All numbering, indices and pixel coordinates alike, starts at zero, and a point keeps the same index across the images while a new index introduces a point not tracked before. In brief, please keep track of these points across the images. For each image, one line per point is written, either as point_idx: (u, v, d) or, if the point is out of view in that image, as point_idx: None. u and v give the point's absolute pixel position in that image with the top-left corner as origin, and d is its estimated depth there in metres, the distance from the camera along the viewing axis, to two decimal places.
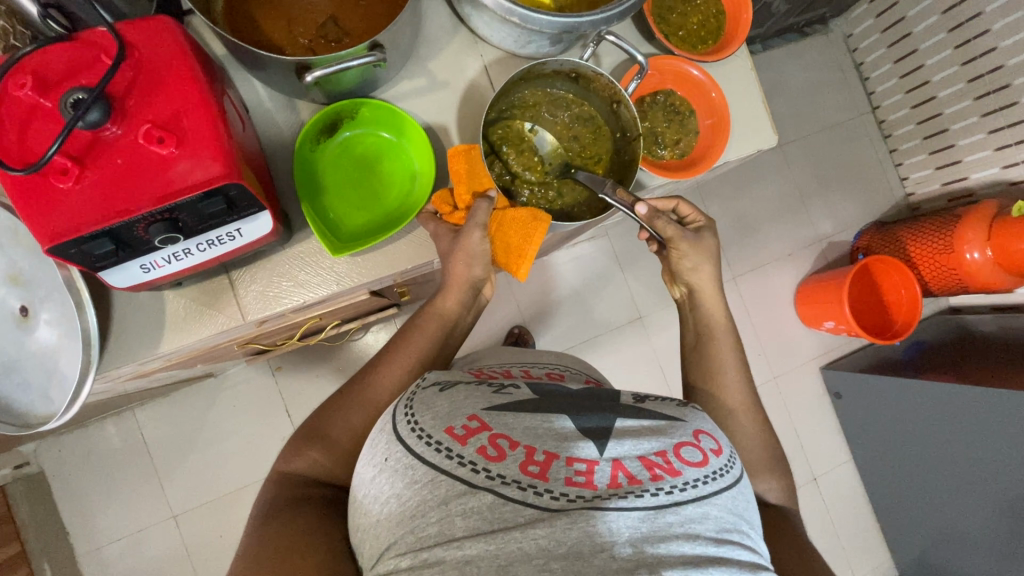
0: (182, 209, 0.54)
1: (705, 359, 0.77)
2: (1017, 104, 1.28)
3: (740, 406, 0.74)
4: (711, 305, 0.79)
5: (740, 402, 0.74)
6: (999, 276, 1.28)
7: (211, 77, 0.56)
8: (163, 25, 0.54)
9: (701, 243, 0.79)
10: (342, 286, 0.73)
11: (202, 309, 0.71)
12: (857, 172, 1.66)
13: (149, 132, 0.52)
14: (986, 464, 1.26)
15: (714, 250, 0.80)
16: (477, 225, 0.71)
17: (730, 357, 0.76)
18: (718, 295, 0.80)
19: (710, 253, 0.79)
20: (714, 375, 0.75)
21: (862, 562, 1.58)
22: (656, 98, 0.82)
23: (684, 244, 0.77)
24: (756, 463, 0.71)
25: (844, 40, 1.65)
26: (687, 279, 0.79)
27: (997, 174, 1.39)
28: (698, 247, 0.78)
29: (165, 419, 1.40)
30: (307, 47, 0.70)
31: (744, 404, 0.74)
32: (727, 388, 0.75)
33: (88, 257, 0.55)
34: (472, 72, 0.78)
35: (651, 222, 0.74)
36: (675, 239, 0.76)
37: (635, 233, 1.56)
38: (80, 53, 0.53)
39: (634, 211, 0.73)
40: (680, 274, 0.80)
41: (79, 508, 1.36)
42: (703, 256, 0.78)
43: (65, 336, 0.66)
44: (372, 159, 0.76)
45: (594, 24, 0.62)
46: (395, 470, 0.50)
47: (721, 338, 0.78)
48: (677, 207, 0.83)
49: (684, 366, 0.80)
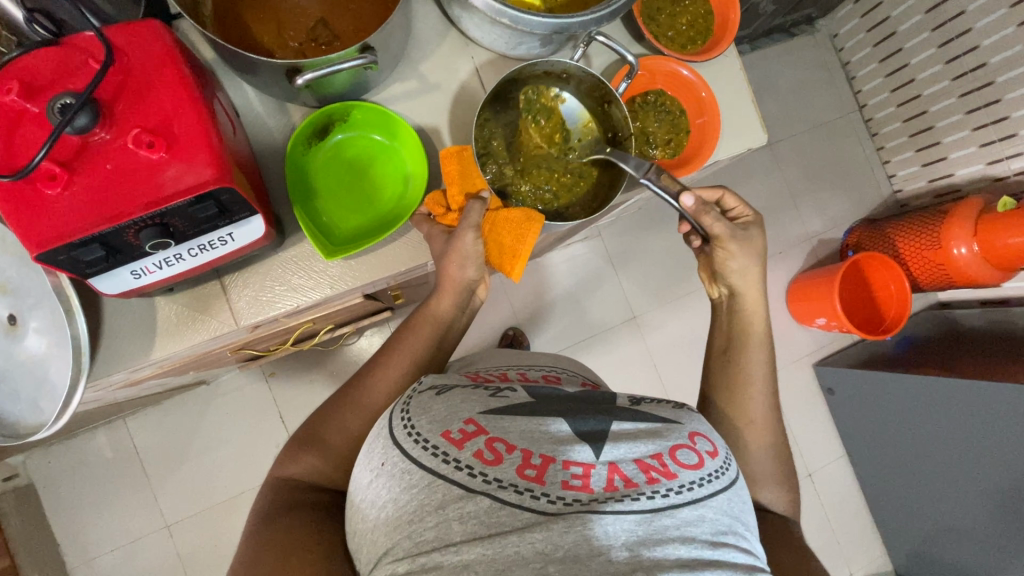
0: (173, 214, 0.54)
1: (732, 363, 0.76)
2: (1001, 101, 1.30)
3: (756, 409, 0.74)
4: (751, 310, 0.78)
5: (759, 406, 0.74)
6: (985, 270, 1.30)
7: (201, 80, 0.56)
8: (153, 30, 0.54)
9: (751, 241, 0.77)
10: (336, 289, 0.73)
11: (194, 315, 0.70)
12: (846, 169, 1.68)
13: (140, 137, 0.51)
14: (976, 458, 1.27)
15: (760, 250, 0.78)
16: (470, 227, 0.70)
17: (758, 366, 0.76)
18: (761, 302, 0.78)
19: (758, 252, 0.77)
20: (736, 379, 0.75)
21: (857, 557, 1.60)
22: (647, 98, 0.83)
23: (732, 244, 0.75)
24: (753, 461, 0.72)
25: (830, 40, 1.68)
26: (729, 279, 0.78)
27: (982, 170, 1.41)
28: (745, 246, 0.76)
29: (157, 426, 1.39)
30: (298, 50, 0.70)
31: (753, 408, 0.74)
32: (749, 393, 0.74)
33: (78, 263, 0.54)
34: (464, 74, 0.78)
35: (697, 215, 0.73)
36: (724, 237, 0.75)
37: (628, 233, 1.57)
38: (67, 58, 0.52)
39: (680, 200, 0.73)
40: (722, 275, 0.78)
41: (69, 520, 1.34)
42: (750, 256, 0.76)
43: (53, 344, 0.64)
44: (364, 163, 0.76)
45: (584, 25, 0.62)
46: (393, 475, 0.50)
47: (754, 350, 0.77)
48: (722, 198, 0.81)
49: (707, 368, 0.79)
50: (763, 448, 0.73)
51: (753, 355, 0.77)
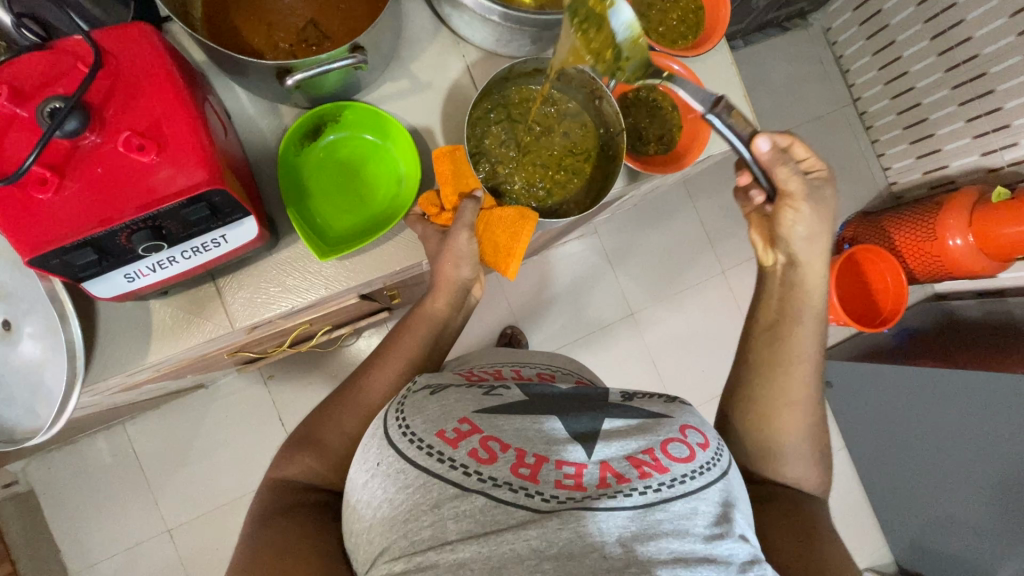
0: (165, 216, 0.54)
1: (777, 340, 0.70)
2: (993, 91, 1.30)
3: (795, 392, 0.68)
4: (811, 282, 0.71)
5: (800, 387, 0.68)
6: (981, 261, 1.30)
7: (191, 82, 0.56)
8: (141, 33, 0.54)
9: (822, 204, 0.70)
10: (330, 290, 0.73)
11: (188, 318, 0.70)
12: (840, 162, 1.68)
13: (130, 140, 0.51)
14: (975, 448, 1.28)
15: (827, 214, 0.70)
16: (464, 226, 0.71)
17: (806, 346, 0.69)
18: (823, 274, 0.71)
19: (828, 218, 0.71)
20: (779, 357, 0.69)
21: (858, 549, 1.60)
22: (639, 94, 0.83)
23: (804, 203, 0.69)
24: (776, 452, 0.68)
25: (823, 34, 1.68)
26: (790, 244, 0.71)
27: (976, 161, 1.41)
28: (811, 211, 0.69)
29: (156, 431, 1.39)
30: (288, 51, 0.70)
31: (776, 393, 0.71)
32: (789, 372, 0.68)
33: (71, 267, 0.55)
34: (455, 73, 0.78)
35: (771, 164, 0.67)
36: (796, 194, 0.68)
37: (625, 230, 1.57)
38: (55, 62, 0.52)
39: (752, 144, 0.67)
40: (784, 241, 0.71)
41: (70, 525, 1.34)
42: (819, 221, 0.70)
43: (47, 349, 0.64)
44: (357, 163, 0.76)
45: (574, 20, 0.64)
46: (388, 475, 0.50)
47: (806, 326, 0.70)
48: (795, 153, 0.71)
49: (750, 341, 0.73)
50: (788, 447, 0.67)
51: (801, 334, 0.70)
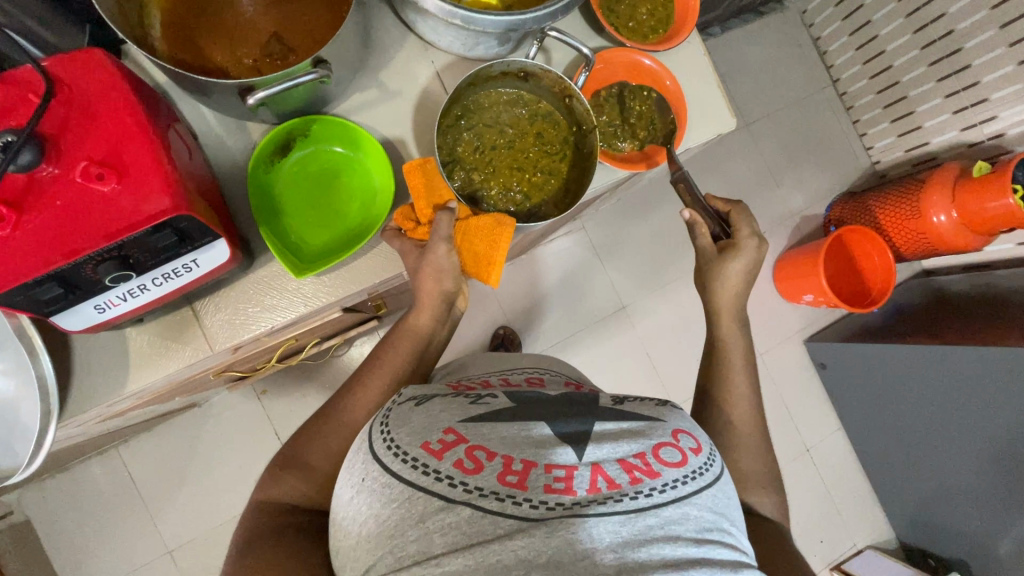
0: (131, 245, 0.53)
1: (720, 365, 0.77)
2: (970, 66, 1.30)
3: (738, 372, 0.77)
4: (725, 328, 0.79)
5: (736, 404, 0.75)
6: (966, 236, 1.31)
7: (151, 107, 0.55)
8: (95, 58, 0.53)
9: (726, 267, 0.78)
10: (310, 306, 0.72)
11: (166, 344, 0.69)
12: (823, 144, 1.68)
13: (88, 169, 0.50)
14: (969, 421, 1.29)
15: (745, 275, 0.79)
16: (441, 240, 0.70)
17: (743, 382, 0.76)
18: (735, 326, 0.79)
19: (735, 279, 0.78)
20: (723, 383, 0.76)
21: (859, 527, 1.61)
22: (611, 91, 0.82)
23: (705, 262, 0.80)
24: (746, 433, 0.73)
25: (800, 17, 1.68)
26: (709, 288, 0.80)
27: (956, 137, 1.41)
28: (730, 268, 0.78)
29: (150, 453, 1.37)
30: (252, 67, 0.69)
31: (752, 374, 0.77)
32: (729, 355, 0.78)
33: (36, 302, 0.54)
34: (425, 79, 0.77)
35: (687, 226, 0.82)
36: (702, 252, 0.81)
37: (612, 224, 1.56)
38: (6, 93, 0.51)
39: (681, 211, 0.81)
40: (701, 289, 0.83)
41: (68, 554, 1.32)
42: (721, 279, 0.78)
43: (20, 385, 0.63)
44: (329, 175, 0.75)
45: (538, 20, 0.62)
46: (373, 490, 0.49)
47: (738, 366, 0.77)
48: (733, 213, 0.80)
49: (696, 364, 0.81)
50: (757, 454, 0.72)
51: (737, 370, 0.77)
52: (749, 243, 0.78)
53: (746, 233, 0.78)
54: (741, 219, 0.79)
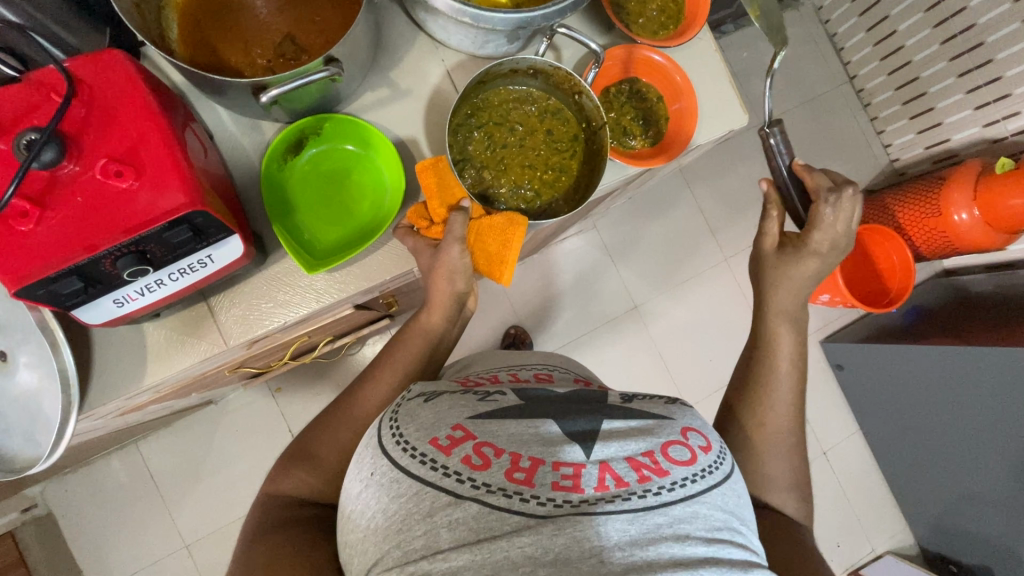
0: (148, 240, 0.54)
1: (759, 369, 0.76)
2: (992, 61, 1.27)
3: (773, 362, 0.76)
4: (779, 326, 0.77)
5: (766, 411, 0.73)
6: (988, 234, 1.28)
7: (169, 107, 0.57)
8: (114, 59, 0.54)
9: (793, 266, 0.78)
10: (323, 302, 0.73)
11: (182, 338, 0.71)
12: (840, 142, 1.65)
13: (107, 167, 0.52)
14: (992, 424, 1.26)
15: (810, 276, 0.78)
16: (455, 240, 0.71)
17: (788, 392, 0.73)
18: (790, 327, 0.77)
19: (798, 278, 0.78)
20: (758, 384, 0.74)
21: (879, 533, 1.58)
22: (621, 88, 0.82)
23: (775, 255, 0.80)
24: (762, 433, 0.72)
25: (815, 13, 1.65)
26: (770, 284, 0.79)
27: (979, 133, 1.38)
28: (793, 266, 0.78)
29: (169, 448, 1.40)
30: (267, 67, 0.70)
31: (765, 369, 0.75)
32: (763, 338, 0.78)
33: (59, 296, 0.55)
34: (435, 78, 0.78)
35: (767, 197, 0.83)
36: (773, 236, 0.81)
37: (624, 223, 1.56)
38: (30, 94, 0.53)
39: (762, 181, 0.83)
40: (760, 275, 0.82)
41: (88, 546, 1.35)
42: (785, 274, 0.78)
43: (44, 377, 0.65)
44: (341, 173, 0.76)
45: (547, 17, 0.62)
46: (382, 485, 0.50)
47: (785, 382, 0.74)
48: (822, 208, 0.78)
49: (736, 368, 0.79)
50: (770, 454, 0.71)
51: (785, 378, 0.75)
52: (820, 248, 0.77)
53: (820, 239, 0.77)
54: (826, 220, 0.77)
